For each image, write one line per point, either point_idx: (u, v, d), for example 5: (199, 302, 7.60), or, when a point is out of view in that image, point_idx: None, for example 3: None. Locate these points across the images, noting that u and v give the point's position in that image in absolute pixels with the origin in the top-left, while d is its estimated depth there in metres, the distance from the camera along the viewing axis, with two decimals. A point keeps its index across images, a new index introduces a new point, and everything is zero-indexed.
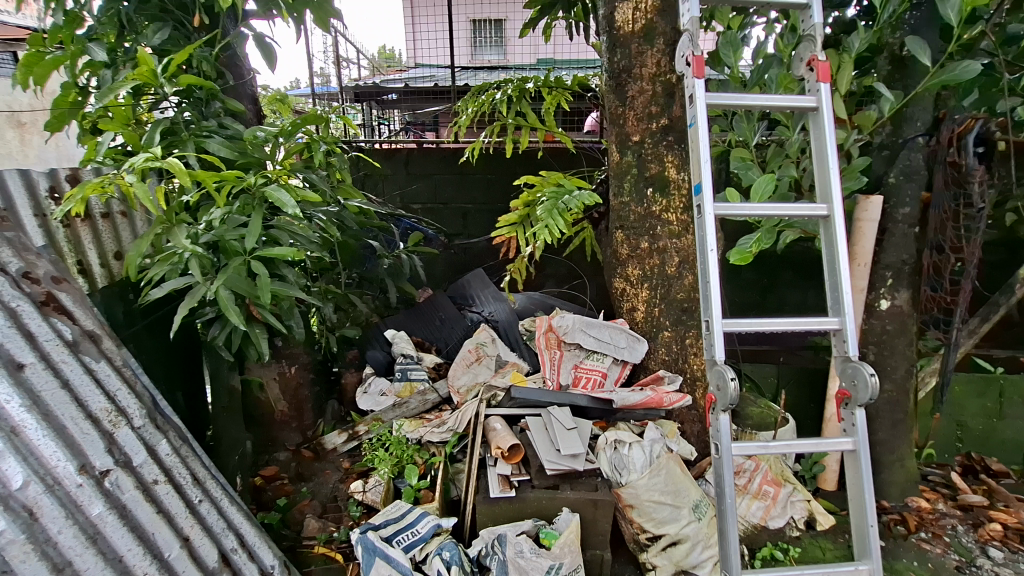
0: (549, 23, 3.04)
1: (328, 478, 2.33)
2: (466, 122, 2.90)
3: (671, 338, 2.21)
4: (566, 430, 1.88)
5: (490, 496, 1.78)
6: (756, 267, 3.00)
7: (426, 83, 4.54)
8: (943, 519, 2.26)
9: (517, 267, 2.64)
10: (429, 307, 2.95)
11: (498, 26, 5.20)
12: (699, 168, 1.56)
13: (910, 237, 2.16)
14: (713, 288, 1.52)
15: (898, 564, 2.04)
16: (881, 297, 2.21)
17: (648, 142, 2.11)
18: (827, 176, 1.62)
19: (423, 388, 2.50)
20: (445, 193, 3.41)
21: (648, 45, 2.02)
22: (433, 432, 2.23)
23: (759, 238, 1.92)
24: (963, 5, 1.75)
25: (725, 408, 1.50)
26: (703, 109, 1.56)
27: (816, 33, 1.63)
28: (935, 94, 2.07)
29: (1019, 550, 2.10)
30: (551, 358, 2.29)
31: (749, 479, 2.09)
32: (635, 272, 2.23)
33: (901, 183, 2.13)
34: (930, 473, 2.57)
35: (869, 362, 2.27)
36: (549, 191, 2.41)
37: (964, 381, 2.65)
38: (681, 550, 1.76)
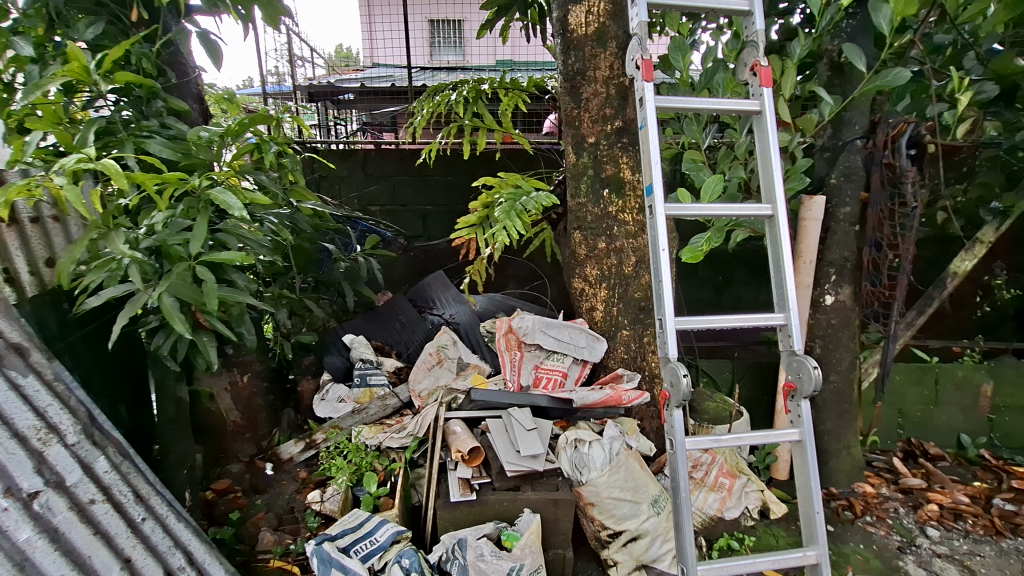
0: (505, 24, 3.04)
1: (285, 489, 2.26)
2: (422, 123, 2.88)
3: (629, 337, 2.25)
4: (526, 430, 1.88)
5: (451, 500, 1.76)
6: (710, 265, 3.08)
7: (383, 83, 4.48)
8: (886, 502, 2.39)
9: (477, 269, 2.64)
10: (388, 310, 2.89)
11: (457, 26, 5.15)
12: (650, 169, 1.59)
13: (851, 235, 2.26)
14: (664, 287, 1.55)
15: (846, 547, 2.14)
16: (826, 292, 2.31)
17: (604, 143, 2.14)
18: (771, 178, 1.67)
19: (383, 393, 2.45)
20: (404, 194, 3.36)
21: (601, 47, 2.06)
22: (392, 437, 2.17)
23: (709, 238, 1.98)
24: (893, 15, 1.84)
25: (678, 404, 1.53)
26: (653, 112, 1.58)
27: (758, 39, 1.67)
28: (871, 99, 2.18)
29: (953, 528, 2.25)
30: (511, 359, 2.29)
31: (705, 472, 2.14)
32: (593, 272, 2.25)
33: (842, 184, 2.23)
34: (875, 459, 2.71)
35: (816, 355, 2.37)
36: (507, 192, 2.43)
37: (905, 371, 2.78)
38: (641, 545, 1.79)
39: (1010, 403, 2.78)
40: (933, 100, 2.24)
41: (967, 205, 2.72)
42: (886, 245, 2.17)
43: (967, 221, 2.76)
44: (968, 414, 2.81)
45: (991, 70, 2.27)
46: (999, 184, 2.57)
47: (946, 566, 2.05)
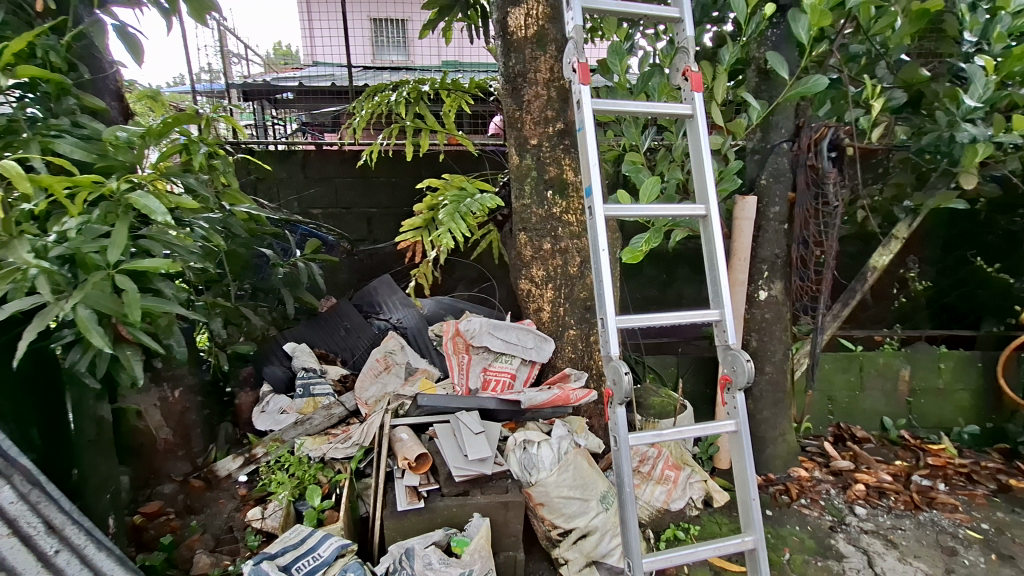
0: (448, 24, 3.02)
1: (223, 507, 2.14)
2: (362, 124, 2.82)
3: (576, 336, 2.28)
4: (474, 434, 1.86)
5: (398, 510, 1.73)
6: (655, 263, 3.16)
7: (323, 82, 4.35)
8: (819, 485, 2.54)
9: (422, 273, 2.63)
10: (332, 316, 2.79)
11: (400, 26, 5.07)
12: (588, 171, 1.60)
13: (781, 233, 2.38)
14: (605, 288, 1.56)
15: (784, 530, 2.25)
16: (760, 288, 2.43)
17: (546, 145, 2.16)
18: (704, 178, 1.71)
19: (328, 402, 2.36)
20: (347, 196, 3.26)
21: (541, 51, 2.09)
22: (336, 448, 2.12)
23: (649, 238, 2.06)
24: (811, 26, 1.98)
25: (622, 401, 1.54)
26: (590, 114, 1.60)
27: (688, 45, 1.72)
28: (795, 104, 2.31)
29: (878, 505, 2.42)
30: (459, 363, 2.27)
31: (652, 465, 2.18)
32: (539, 273, 2.25)
33: (771, 184, 2.34)
34: (809, 444, 2.86)
35: (752, 348, 2.48)
36: (451, 195, 2.45)
37: (833, 360, 2.95)
38: (590, 542, 1.81)
39: (925, 386, 3.01)
40: (850, 106, 2.39)
41: (882, 204, 2.91)
42: (812, 242, 2.32)
43: (883, 218, 2.98)
44: (890, 398, 3.01)
45: (899, 79, 2.48)
46: (910, 184, 2.79)
47: (873, 541, 2.19)
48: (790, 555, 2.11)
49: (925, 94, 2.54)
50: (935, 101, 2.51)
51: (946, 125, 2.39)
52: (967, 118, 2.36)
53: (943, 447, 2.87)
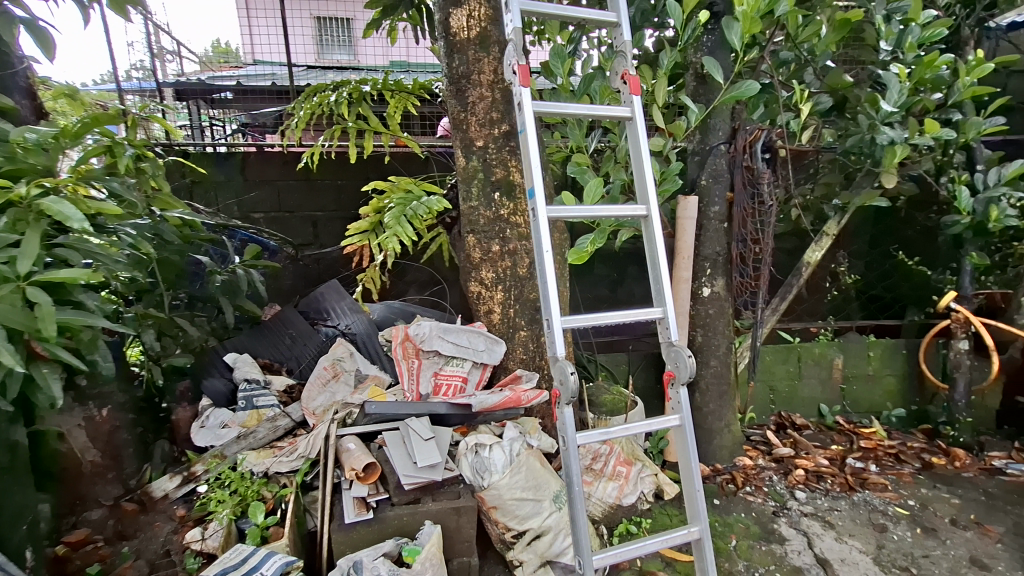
0: (391, 24, 2.97)
1: (158, 532, 1.98)
2: (301, 125, 2.73)
3: (527, 337, 2.29)
4: (423, 441, 1.83)
5: (346, 522, 1.70)
6: (605, 262, 3.21)
7: (264, 82, 4.19)
8: (763, 472, 2.65)
9: (370, 277, 2.58)
10: (277, 325, 2.70)
11: (345, 26, 4.95)
12: (530, 173, 1.59)
13: (721, 231, 2.47)
14: (549, 289, 1.55)
15: (731, 517, 2.33)
16: (703, 285, 2.51)
17: (492, 147, 2.15)
18: (644, 179, 1.74)
19: (272, 415, 2.25)
20: (290, 200, 3.14)
21: (484, 52, 2.09)
22: (281, 461, 2.04)
23: (594, 239, 2.14)
24: (743, 32, 2.07)
25: (569, 401, 1.53)
26: (531, 116, 1.59)
27: (626, 49, 1.73)
28: (730, 107, 2.40)
29: (816, 489, 2.55)
30: (409, 368, 2.24)
31: (603, 462, 2.21)
32: (489, 275, 2.25)
33: (711, 185, 2.42)
34: (753, 433, 2.98)
35: (697, 343, 2.56)
36: (397, 197, 2.43)
37: (773, 352, 3.08)
38: (544, 542, 1.81)
39: (857, 373, 3.19)
40: (782, 109, 2.51)
41: (814, 203, 3.02)
42: (750, 240, 2.40)
43: (814, 217, 3.09)
44: (826, 386, 3.18)
45: (826, 84, 2.62)
46: (838, 183, 2.95)
47: (812, 523, 2.31)
48: (736, 541, 2.19)
49: (849, 99, 2.70)
50: (858, 105, 2.67)
51: (867, 128, 2.55)
52: (885, 122, 2.53)
53: (873, 431, 3.06)
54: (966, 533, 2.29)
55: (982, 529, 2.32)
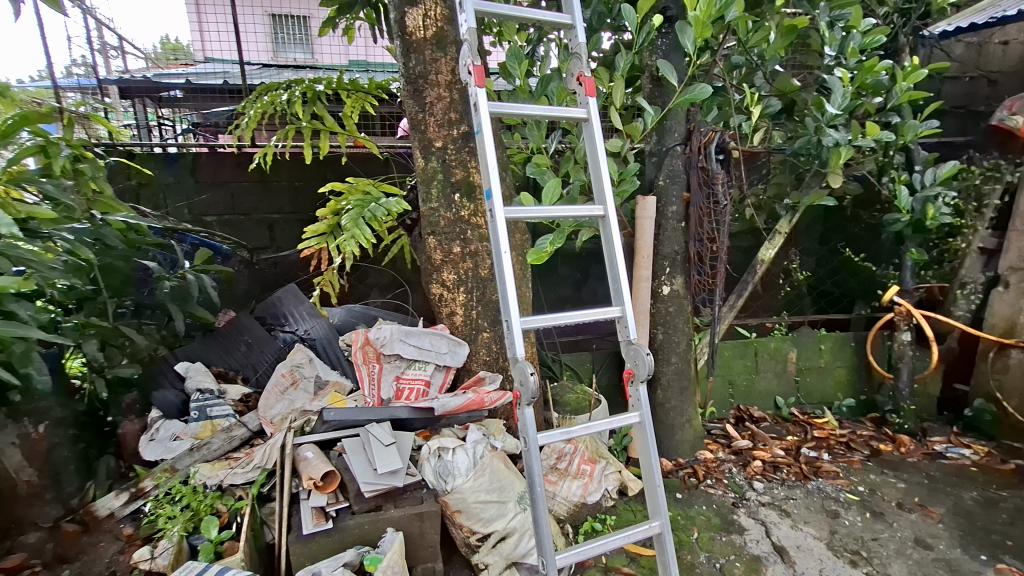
0: (348, 23, 2.91)
1: (103, 551, 1.88)
2: (252, 125, 2.64)
3: (490, 339, 2.28)
4: (384, 447, 1.79)
5: (304, 533, 1.67)
6: (569, 262, 3.24)
7: (216, 80, 4.04)
8: (722, 465, 2.72)
9: (327, 280, 2.52)
10: (231, 332, 2.61)
11: (302, 23, 4.83)
12: (487, 174, 1.57)
13: (678, 231, 2.52)
14: (508, 289, 1.52)
15: (693, 510, 2.38)
16: (663, 283, 2.56)
17: (451, 148, 2.14)
18: (601, 179, 1.74)
19: (227, 425, 2.16)
20: (245, 202, 3.03)
21: (441, 52, 2.07)
22: (236, 473, 1.96)
23: (553, 239, 2.15)
24: (695, 37, 2.12)
25: (529, 402, 1.49)
26: (487, 117, 1.57)
27: (581, 51, 1.74)
28: (685, 109, 2.45)
29: (773, 479, 2.64)
30: (370, 373, 2.20)
31: (569, 461, 2.24)
32: (450, 277, 2.23)
33: (668, 185, 2.47)
34: (713, 428, 3.06)
35: (658, 341, 2.61)
36: (354, 199, 2.39)
37: (731, 347, 3.17)
38: (509, 544, 1.79)
39: (810, 366, 3.32)
40: (734, 112, 2.58)
41: (766, 202, 3.13)
42: (707, 240, 2.48)
43: (768, 216, 3.22)
44: (782, 379, 3.29)
45: (775, 88, 2.72)
46: (788, 184, 3.06)
47: (769, 512, 2.38)
48: (698, 533, 2.24)
49: (797, 102, 2.81)
50: (805, 108, 2.78)
51: (814, 130, 2.66)
52: (830, 124, 2.64)
53: (826, 420, 3.19)
54: (910, 515, 2.41)
55: (924, 511, 2.44)
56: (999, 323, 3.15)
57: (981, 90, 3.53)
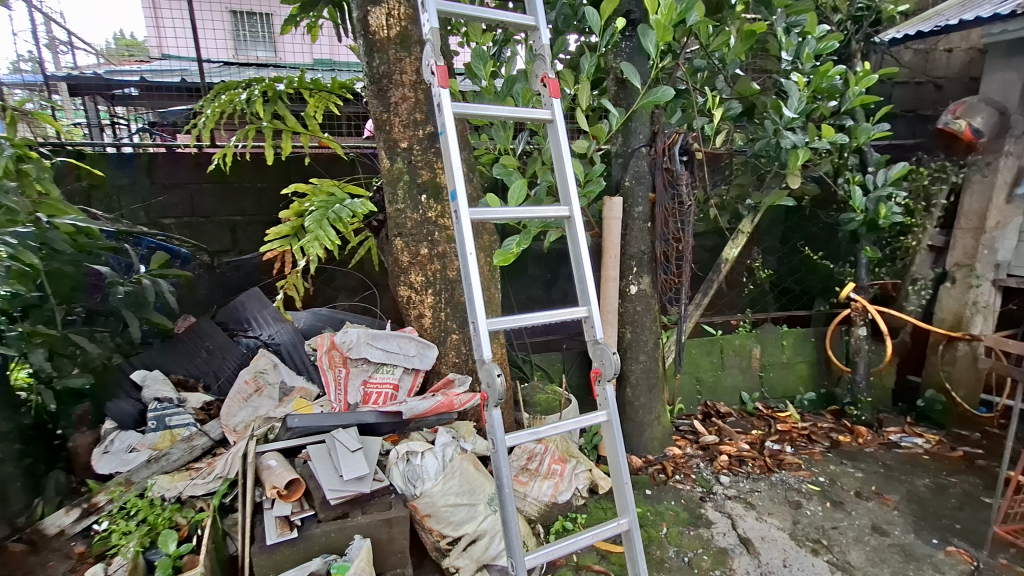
0: (311, 21, 2.85)
1: (52, 571, 1.78)
2: (209, 125, 2.56)
3: (459, 340, 2.27)
4: (349, 452, 1.78)
5: (268, 543, 1.62)
6: (540, 263, 3.25)
7: (173, 78, 3.89)
8: (690, 460, 2.78)
9: (291, 284, 2.46)
10: (191, 338, 2.53)
11: (264, 21, 4.70)
12: (451, 174, 1.55)
13: (644, 231, 2.56)
14: (473, 290, 1.51)
15: (662, 506, 2.42)
16: (630, 283, 2.59)
17: (417, 149, 2.12)
18: (565, 180, 1.74)
19: (188, 434, 2.08)
20: (205, 204, 2.94)
21: (405, 52, 2.05)
22: (196, 484, 1.91)
23: (519, 240, 2.14)
24: (657, 40, 2.15)
25: (496, 403, 1.47)
26: (451, 118, 1.55)
27: (544, 52, 1.73)
28: (649, 112, 2.49)
29: (739, 472, 2.70)
30: (335, 378, 2.15)
31: (539, 462, 2.25)
32: (418, 279, 2.21)
33: (634, 186, 2.51)
34: (681, 424, 3.11)
35: (626, 339, 2.64)
36: (318, 200, 2.36)
37: (698, 344, 3.24)
38: (480, 546, 1.79)
39: (773, 361, 3.41)
40: (697, 115, 2.64)
41: (729, 203, 3.21)
42: (672, 239, 2.51)
43: (731, 216, 3.30)
44: (746, 374, 3.38)
45: (736, 91, 2.79)
46: (750, 184, 3.14)
47: (735, 505, 2.44)
48: (667, 528, 2.27)
49: (756, 105, 2.89)
50: (764, 111, 2.86)
51: (772, 132, 2.74)
52: (788, 127, 2.73)
53: (789, 414, 3.29)
54: (868, 503, 2.50)
55: (881, 499, 2.54)
56: (947, 318, 3.34)
57: (928, 94, 3.71)
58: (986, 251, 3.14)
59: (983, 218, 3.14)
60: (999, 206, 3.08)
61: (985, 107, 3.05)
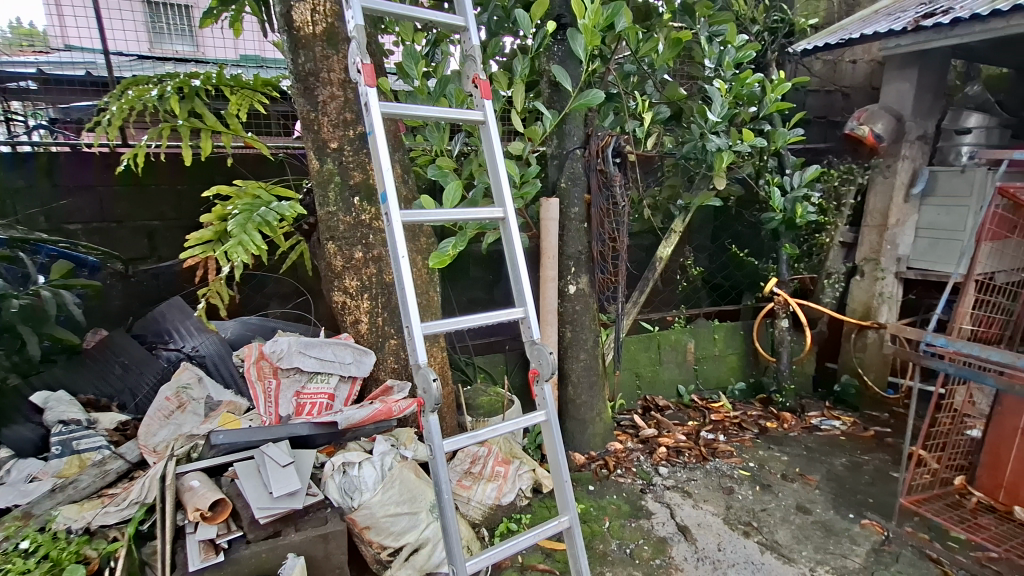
0: (233, 16, 2.72)
1: None
2: (116, 123, 2.38)
3: (398, 346, 2.22)
4: (280, 468, 1.69)
5: (191, 569, 1.53)
6: (482, 265, 3.25)
7: (79, 71, 3.59)
8: (631, 454, 2.85)
9: (214, 292, 2.30)
10: (104, 354, 2.35)
11: (183, 13, 4.43)
12: (381, 176, 1.50)
13: (581, 231, 2.61)
14: (407, 294, 1.48)
15: (605, 500, 2.47)
16: (569, 283, 2.63)
17: (348, 149, 2.06)
18: (499, 182, 1.73)
19: (100, 458, 1.91)
20: (117, 208, 2.72)
21: (332, 49, 1.99)
22: (108, 512, 1.75)
23: (455, 243, 2.12)
24: (586, 44, 2.20)
25: (433, 409, 1.44)
26: (379, 118, 1.51)
27: (474, 53, 1.73)
28: (583, 114, 2.54)
29: (676, 462, 2.81)
30: (265, 390, 2.05)
31: (483, 465, 2.24)
32: (353, 284, 2.14)
33: (569, 188, 2.56)
34: (623, 419, 3.19)
35: (567, 338, 2.68)
36: (243, 203, 2.24)
37: (636, 340, 3.33)
38: (423, 555, 1.76)
39: (706, 354, 3.58)
40: (628, 118, 2.72)
41: (662, 203, 3.33)
42: (608, 239, 2.57)
43: (664, 215, 3.42)
44: (682, 368, 3.52)
45: (665, 96, 2.90)
46: (681, 185, 3.27)
47: (673, 494, 2.53)
48: (609, 522, 2.32)
49: (684, 109, 3.01)
50: (691, 115, 2.99)
51: (698, 136, 2.86)
52: (713, 131, 2.87)
53: (721, 404, 3.45)
54: (793, 484, 2.67)
55: (804, 479, 2.71)
56: (858, 308, 3.62)
57: (837, 102, 4.03)
58: (889, 246, 3.45)
59: (885, 216, 3.45)
60: (898, 205, 3.39)
61: (885, 114, 3.29)
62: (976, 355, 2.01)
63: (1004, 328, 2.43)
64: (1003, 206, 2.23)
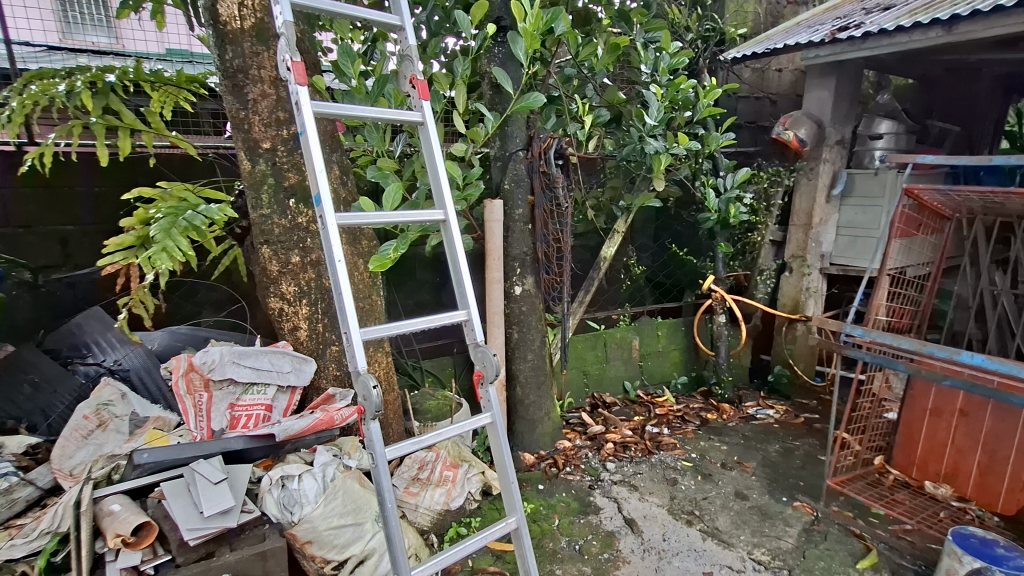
0: (155, 7, 2.55)
1: None
2: (19, 119, 2.18)
3: (339, 353, 2.16)
4: (211, 485, 1.61)
5: None
6: (429, 267, 3.21)
7: None
8: (580, 451, 2.89)
9: (137, 301, 2.13)
10: (9, 372, 2.12)
11: None
12: (315, 177, 1.45)
13: (526, 233, 2.62)
14: (344, 299, 1.43)
15: (554, 499, 2.49)
16: (515, 284, 2.64)
17: (281, 150, 1.98)
18: (439, 183, 1.71)
19: (6, 486, 1.73)
20: (22, 212, 2.48)
21: (262, 45, 1.90)
22: (14, 545, 1.59)
23: (397, 246, 2.08)
24: (527, 48, 2.21)
25: (374, 415, 1.39)
26: (311, 117, 1.45)
27: (411, 53, 1.70)
28: (525, 117, 2.56)
29: (623, 457, 2.87)
30: (196, 404, 1.94)
31: (431, 470, 2.22)
32: (289, 289, 2.06)
33: (513, 189, 2.56)
34: (572, 417, 3.24)
35: (514, 339, 2.69)
36: (167, 206, 2.10)
37: (583, 339, 3.39)
38: (369, 566, 1.72)
39: (650, 351, 3.68)
40: (570, 121, 2.76)
41: (604, 204, 3.40)
42: (552, 239, 2.60)
43: (607, 216, 3.50)
44: (627, 365, 3.61)
45: (605, 99, 2.97)
46: (622, 187, 3.34)
47: (620, 489, 2.59)
48: (559, 520, 2.34)
49: (623, 113, 3.10)
50: (630, 119, 3.08)
51: (637, 139, 2.94)
52: (651, 134, 2.95)
53: (665, 398, 3.56)
54: (731, 472, 2.79)
55: (742, 466, 2.84)
56: (787, 302, 3.84)
57: (766, 108, 4.26)
58: (813, 244, 3.67)
59: (810, 216, 3.67)
60: (821, 205, 3.63)
61: (807, 120, 3.53)
62: (890, 343, 2.17)
63: (913, 317, 2.64)
64: (910, 206, 2.43)
